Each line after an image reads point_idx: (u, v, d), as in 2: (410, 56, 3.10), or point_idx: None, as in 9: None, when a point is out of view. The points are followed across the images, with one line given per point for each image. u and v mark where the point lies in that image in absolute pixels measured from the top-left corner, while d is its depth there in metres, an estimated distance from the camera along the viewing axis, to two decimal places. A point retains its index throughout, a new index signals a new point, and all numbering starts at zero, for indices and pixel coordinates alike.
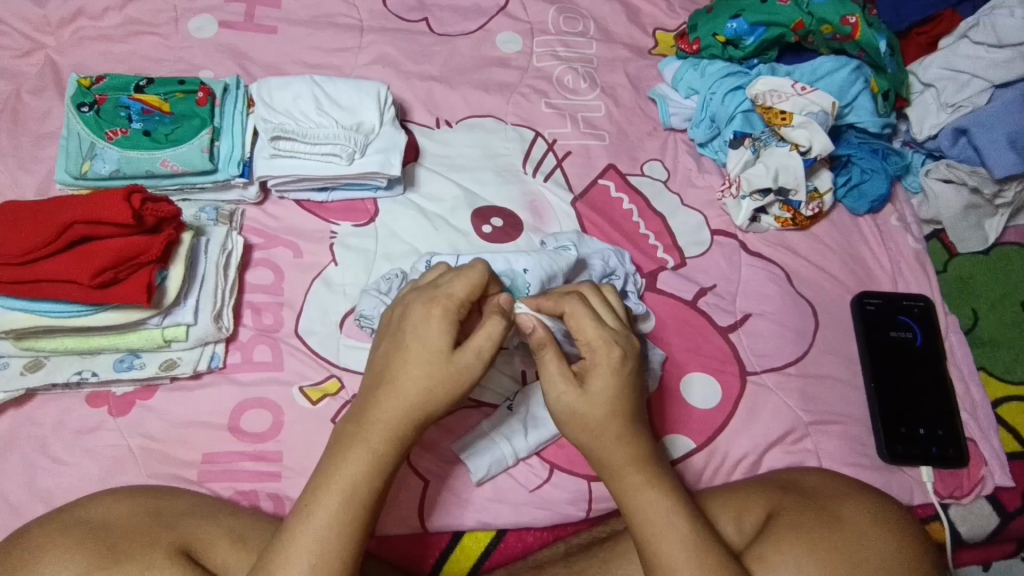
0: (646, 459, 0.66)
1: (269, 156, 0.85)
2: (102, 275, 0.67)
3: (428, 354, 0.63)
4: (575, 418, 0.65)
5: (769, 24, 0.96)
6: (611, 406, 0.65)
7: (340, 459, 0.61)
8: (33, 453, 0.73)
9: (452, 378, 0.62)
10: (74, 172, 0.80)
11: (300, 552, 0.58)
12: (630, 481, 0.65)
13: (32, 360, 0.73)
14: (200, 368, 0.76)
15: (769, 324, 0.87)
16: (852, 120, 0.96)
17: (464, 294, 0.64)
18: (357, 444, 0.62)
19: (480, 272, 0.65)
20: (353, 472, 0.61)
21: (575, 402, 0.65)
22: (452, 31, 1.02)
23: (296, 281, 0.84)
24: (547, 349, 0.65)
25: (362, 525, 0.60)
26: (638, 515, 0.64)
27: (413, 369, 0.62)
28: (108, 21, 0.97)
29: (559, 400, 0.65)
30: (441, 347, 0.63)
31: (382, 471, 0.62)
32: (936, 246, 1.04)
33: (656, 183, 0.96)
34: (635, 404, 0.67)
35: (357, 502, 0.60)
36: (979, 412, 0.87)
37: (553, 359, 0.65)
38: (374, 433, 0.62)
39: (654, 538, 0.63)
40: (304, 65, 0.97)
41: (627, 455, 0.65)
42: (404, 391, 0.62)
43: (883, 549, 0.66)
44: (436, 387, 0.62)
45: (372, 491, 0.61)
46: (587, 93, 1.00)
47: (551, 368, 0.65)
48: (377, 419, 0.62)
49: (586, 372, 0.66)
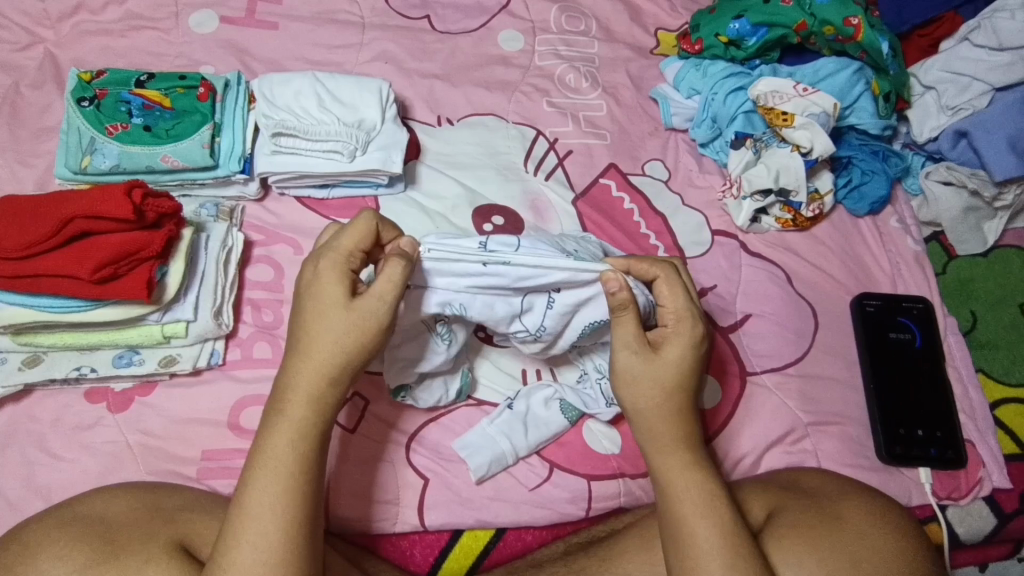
0: (694, 441, 0.67)
1: (270, 153, 0.84)
2: (102, 271, 0.67)
3: (328, 310, 0.63)
4: (641, 380, 0.66)
5: (771, 24, 0.96)
6: (681, 378, 0.67)
7: (267, 433, 0.61)
8: (31, 449, 0.73)
9: (359, 325, 0.63)
10: (74, 167, 0.80)
11: (244, 529, 0.58)
12: (682, 451, 0.66)
13: (31, 356, 0.73)
14: (200, 365, 0.76)
15: (770, 324, 0.87)
16: (853, 121, 0.96)
17: (351, 245, 0.65)
18: (279, 415, 0.62)
19: (367, 219, 0.65)
20: (280, 442, 0.61)
21: (645, 365, 0.66)
22: (454, 29, 1.02)
23: (296, 278, 0.83)
24: (629, 311, 0.65)
25: (303, 490, 0.60)
26: (682, 484, 0.65)
27: (318, 329, 0.63)
28: (109, 15, 0.96)
29: (625, 361, 0.66)
30: (339, 300, 0.63)
31: (309, 435, 0.62)
32: (935, 248, 1.04)
33: (658, 183, 0.96)
34: (697, 385, 0.68)
35: (286, 467, 0.60)
36: (977, 413, 0.88)
37: (630, 322, 0.66)
38: (293, 401, 0.62)
39: (693, 510, 0.63)
40: (306, 61, 0.96)
41: (683, 428, 0.67)
42: (313, 351, 0.63)
43: (883, 550, 0.66)
44: (344, 338, 0.63)
45: (302, 455, 0.61)
46: (588, 92, 1.00)
47: (625, 330, 0.66)
48: (291, 387, 0.62)
49: (661, 342, 0.67)
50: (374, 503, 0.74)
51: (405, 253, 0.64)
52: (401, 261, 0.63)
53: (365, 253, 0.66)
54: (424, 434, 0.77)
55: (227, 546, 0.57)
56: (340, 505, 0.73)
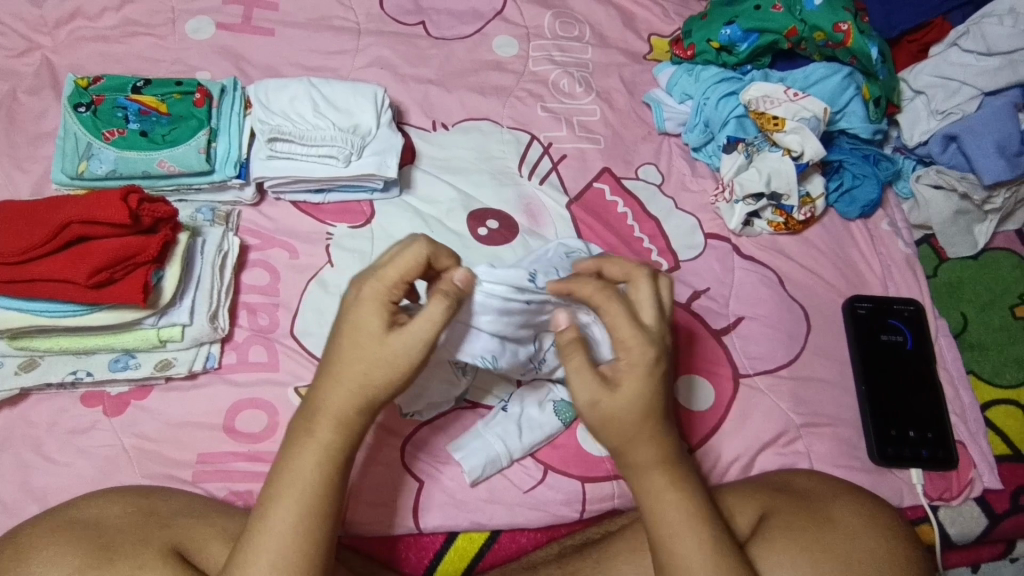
0: (672, 464, 0.65)
1: (265, 158, 0.85)
2: (97, 276, 0.67)
3: (363, 340, 0.61)
4: (604, 422, 0.63)
5: (762, 30, 0.97)
6: (644, 409, 0.63)
7: (292, 453, 0.62)
8: (27, 453, 0.73)
9: (390, 362, 0.61)
10: (70, 172, 0.80)
11: (262, 545, 0.59)
12: (657, 484, 0.64)
13: (27, 360, 0.73)
14: (195, 368, 0.76)
15: (762, 327, 0.88)
16: (844, 126, 0.97)
17: (396, 276, 0.62)
18: (307, 435, 0.62)
19: (417, 251, 0.62)
20: (305, 462, 0.61)
21: (602, 406, 0.62)
22: (449, 35, 1.03)
23: (292, 282, 0.84)
24: (573, 349, 0.64)
25: (322, 510, 0.61)
26: (661, 518, 0.64)
27: (349, 359, 0.62)
28: (105, 22, 0.97)
29: (586, 406, 0.63)
30: (374, 331, 0.61)
31: (333, 458, 0.62)
32: (926, 251, 1.05)
33: (651, 187, 0.96)
34: (664, 410, 0.64)
35: (310, 492, 0.61)
36: (968, 415, 0.89)
37: (577, 358, 0.64)
38: (322, 423, 0.62)
39: (674, 542, 0.63)
40: (302, 67, 0.97)
41: (655, 458, 0.64)
42: (344, 379, 0.62)
43: (873, 550, 0.67)
44: (375, 372, 0.61)
45: (326, 478, 0.61)
46: (582, 97, 1.01)
47: (578, 377, 0.63)
48: (322, 411, 0.62)
49: (616, 374, 0.63)
50: (379, 507, 0.74)
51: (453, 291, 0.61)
52: (444, 302, 0.61)
53: (411, 282, 0.63)
54: (419, 437, 0.78)
55: (244, 559, 0.58)
56: (357, 513, 0.74)
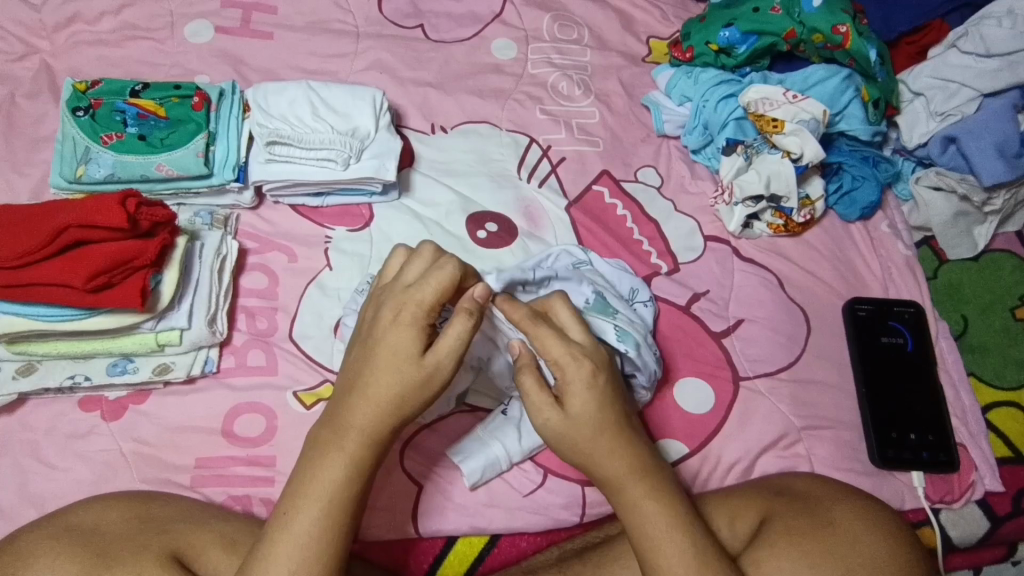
0: (641, 469, 0.66)
1: (264, 161, 0.85)
2: (96, 279, 0.67)
3: (398, 361, 0.63)
4: (561, 442, 0.66)
5: (761, 32, 0.98)
6: (594, 421, 0.65)
7: (317, 466, 0.62)
8: (25, 458, 0.73)
9: (425, 383, 0.63)
10: (69, 176, 0.80)
11: (284, 556, 0.59)
12: (628, 497, 0.65)
13: (25, 364, 0.73)
14: (194, 372, 0.76)
15: (762, 329, 0.88)
16: (844, 128, 0.97)
17: (433, 299, 0.63)
18: (335, 448, 0.62)
19: (451, 275, 0.63)
20: (331, 475, 0.62)
21: (557, 425, 0.65)
22: (447, 38, 1.03)
23: (291, 286, 0.84)
24: (523, 375, 0.66)
25: (346, 522, 0.61)
26: (635, 529, 0.64)
27: (384, 377, 0.63)
28: (104, 26, 0.97)
29: (545, 427, 0.66)
30: (411, 351, 0.63)
31: (361, 472, 0.63)
32: (926, 253, 1.05)
33: (651, 189, 0.96)
34: (616, 418, 0.66)
35: (337, 504, 0.61)
36: (969, 417, 0.88)
37: (529, 385, 0.66)
38: (351, 437, 0.63)
39: (653, 552, 0.63)
40: (300, 70, 0.97)
41: (621, 471, 0.65)
42: (376, 397, 0.63)
43: (874, 553, 0.67)
44: (408, 391, 0.63)
45: (352, 490, 0.62)
46: (581, 100, 1.01)
47: (529, 404, 0.66)
48: (352, 426, 0.63)
49: (563, 392, 0.66)
50: (389, 512, 0.74)
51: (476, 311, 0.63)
52: (472, 320, 0.63)
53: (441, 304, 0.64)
54: (418, 441, 0.77)
55: (265, 568, 0.59)
56: (373, 524, 0.74)
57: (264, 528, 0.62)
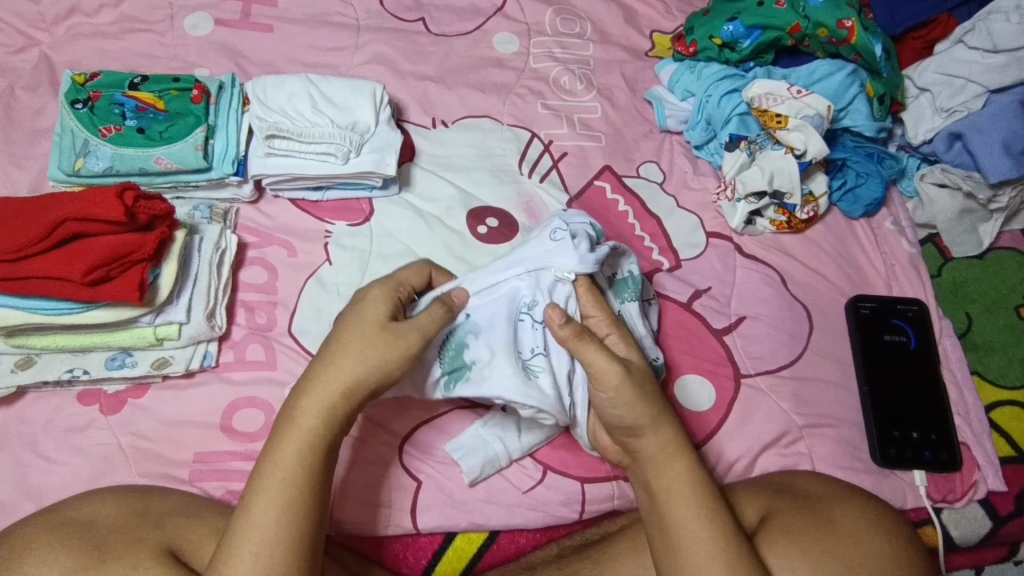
0: (686, 448, 0.68)
1: (263, 155, 0.84)
2: (92, 274, 0.67)
3: (367, 320, 0.66)
4: (625, 398, 0.66)
5: (765, 27, 0.96)
6: (651, 389, 0.68)
7: (275, 449, 0.62)
8: (23, 451, 0.72)
9: (388, 345, 0.64)
10: (67, 169, 0.79)
11: (247, 538, 0.58)
12: (676, 470, 0.66)
13: (23, 357, 0.72)
14: (192, 367, 0.76)
15: (765, 326, 0.87)
16: (848, 124, 0.97)
17: (406, 279, 0.71)
18: (291, 422, 0.62)
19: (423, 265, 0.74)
20: (288, 452, 0.61)
21: (623, 392, 0.66)
22: (449, 31, 1.02)
23: (290, 280, 0.83)
24: (581, 340, 0.66)
25: (304, 502, 0.60)
26: (670, 505, 0.65)
27: (347, 338, 0.65)
28: (103, 18, 0.97)
29: (612, 378, 0.65)
30: (379, 318, 0.66)
31: (316, 447, 0.62)
32: (931, 250, 1.04)
33: (652, 185, 0.96)
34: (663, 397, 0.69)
35: (292, 483, 0.60)
36: (973, 416, 0.88)
37: (592, 350, 0.66)
38: (304, 412, 0.63)
39: (684, 531, 0.63)
40: (301, 63, 0.96)
41: (671, 444, 0.67)
42: (339, 361, 0.64)
43: (876, 552, 0.66)
44: (370, 352, 0.64)
45: (310, 467, 0.61)
46: (583, 94, 1.00)
47: (595, 358, 0.66)
48: (305, 403, 0.63)
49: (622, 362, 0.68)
50: (380, 509, 0.74)
51: (451, 303, 0.69)
52: (445, 309, 0.68)
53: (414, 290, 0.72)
54: (417, 436, 0.77)
55: (228, 554, 0.58)
56: (362, 519, 0.73)
57: (229, 520, 0.61)
